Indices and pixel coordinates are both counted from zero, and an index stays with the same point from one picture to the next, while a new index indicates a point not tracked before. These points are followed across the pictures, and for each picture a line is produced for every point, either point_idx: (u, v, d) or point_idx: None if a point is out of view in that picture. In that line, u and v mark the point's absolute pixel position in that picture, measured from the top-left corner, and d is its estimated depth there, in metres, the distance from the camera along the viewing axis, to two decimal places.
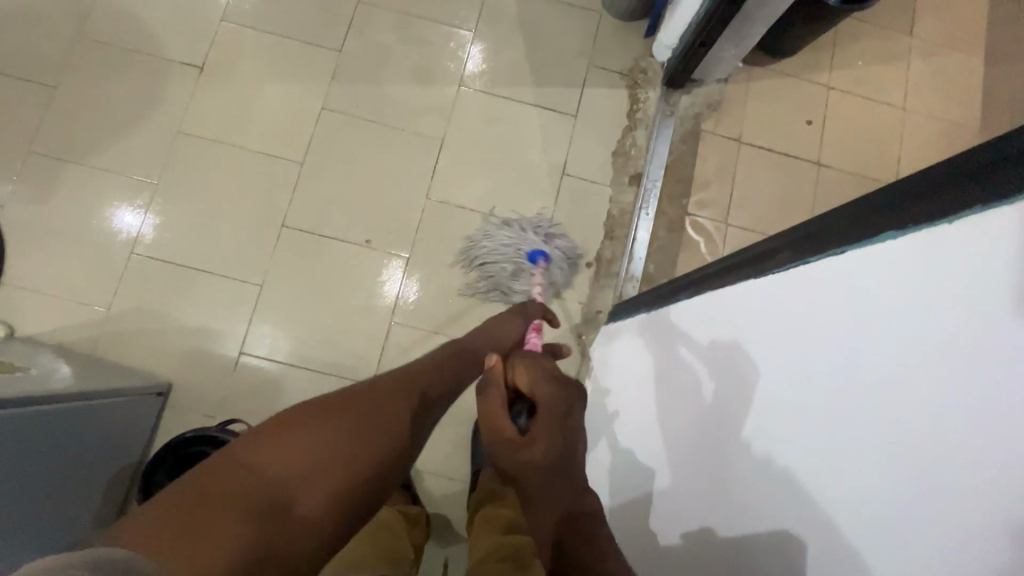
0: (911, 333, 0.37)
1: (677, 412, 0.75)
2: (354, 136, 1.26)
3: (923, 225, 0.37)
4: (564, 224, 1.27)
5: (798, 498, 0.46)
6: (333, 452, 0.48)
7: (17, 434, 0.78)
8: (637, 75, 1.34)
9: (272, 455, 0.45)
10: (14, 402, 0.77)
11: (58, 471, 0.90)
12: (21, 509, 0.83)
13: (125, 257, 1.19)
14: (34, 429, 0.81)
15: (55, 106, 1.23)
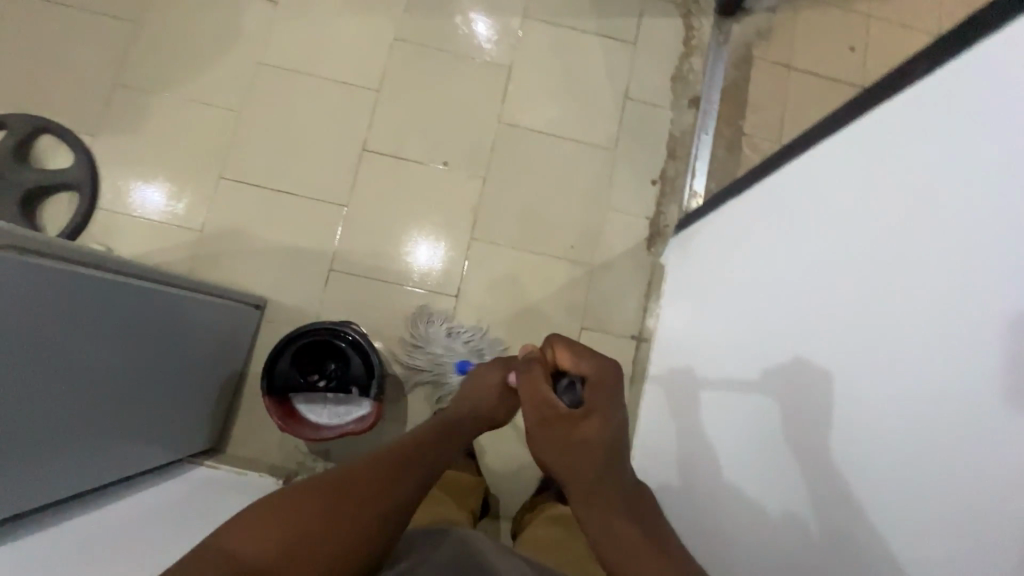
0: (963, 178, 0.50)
1: (750, 393, 0.80)
2: (426, 65, 1.31)
3: (952, 79, 0.53)
4: (628, 146, 1.33)
5: (916, 380, 0.51)
6: (297, 534, 0.53)
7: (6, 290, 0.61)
8: (690, 5, 1.40)
9: (243, 541, 0.52)
10: (31, 248, 0.66)
11: (152, 357, 0.88)
12: (120, 389, 0.83)
13: (214, 181, 1.24)
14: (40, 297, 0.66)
15: (136, 40, 1.27)
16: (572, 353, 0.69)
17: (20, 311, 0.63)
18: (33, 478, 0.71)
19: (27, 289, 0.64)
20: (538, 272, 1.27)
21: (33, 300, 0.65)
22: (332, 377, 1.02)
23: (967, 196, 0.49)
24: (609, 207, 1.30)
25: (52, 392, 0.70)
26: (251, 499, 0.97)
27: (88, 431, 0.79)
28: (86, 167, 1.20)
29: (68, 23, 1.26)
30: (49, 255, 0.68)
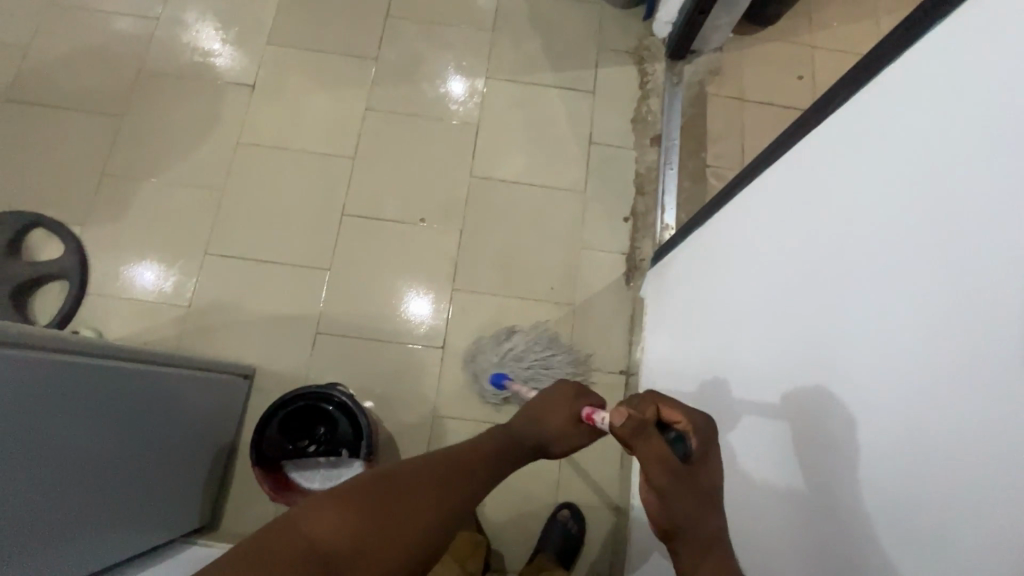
0: (903, 185, 0.49)
1: (734, 419, 0.78)
2: (398, 129, 1.38)
3: (880, 92, 0.55)
4: (597, 186, 1.38)
5: (882, 395, 0.49)
6: (376, 527, 0.50)
7: (14, 387, 0.65)
8: (642, 52, 1.49)
9: (316, 524, 0.48)
10: (42, 344, 0.70)
11: (129, 437, 0.85)
12: (97, 471, 0.79)
13: (200, 257, 1.28)
14: (46, 391, 0.69)
15: (122, 132, 1.34)
16: (677, 406, 0.57)
17: (28, 406, 0.67)
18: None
19: (33, 383, 0.68)
20: (521, 316, 1.29)
21: (41, 394, 0.69)
22: (323, 441, 1.02)
23: (932, 181, 0.46)
24: (585, 247, 1.34)
25: (18, 478, 0.67)
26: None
27: (68, 521, 0.75)
28: (77, 255, 1.24)
29: (59, 122, 1.34)
30: (14, 339, 0.66)
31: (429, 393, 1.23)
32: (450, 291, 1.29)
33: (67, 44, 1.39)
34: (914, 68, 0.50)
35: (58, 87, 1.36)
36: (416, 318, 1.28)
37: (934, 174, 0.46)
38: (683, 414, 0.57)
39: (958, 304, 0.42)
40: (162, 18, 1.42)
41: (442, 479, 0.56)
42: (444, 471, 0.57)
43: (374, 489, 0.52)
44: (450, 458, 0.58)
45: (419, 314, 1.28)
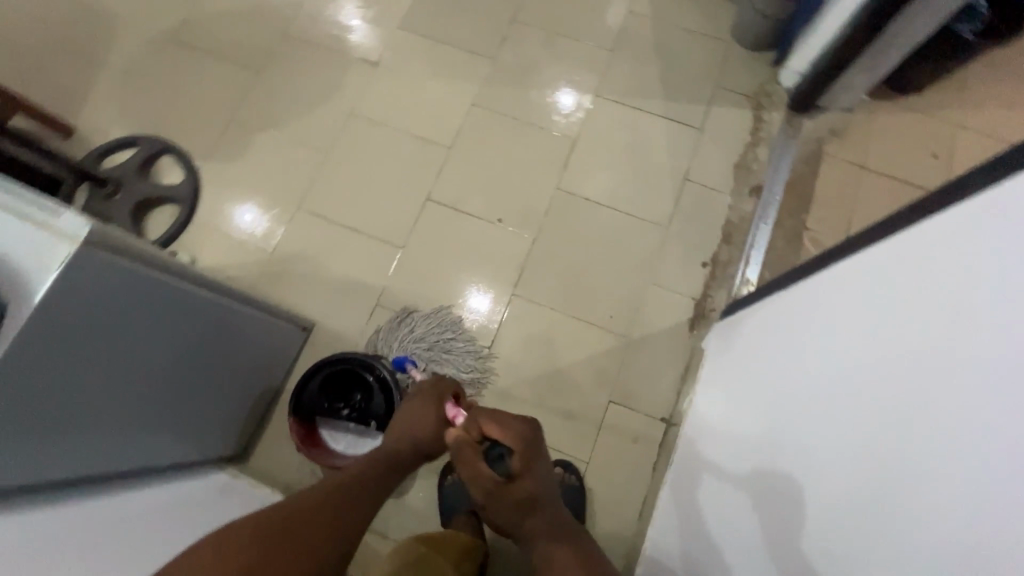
0: (968, 325, 0.47)
1: (761, 512, 0.75)
2: (497, 129, 1.41)
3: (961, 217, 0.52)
4: (681, 225, 1.34)
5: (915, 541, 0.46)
6: (261, 543, 0.61)
7: (115, 292, 0.72)
8: (761, 99, 1.42)
9: (222, 542, 0.60)
10: (145, 260, 0.77)
11: (183, 364, 0.90)
12: (148, 386, 0.85)
13: (293, 210, 1.37)
14: (137, 301, 0.76)
15: (255, 85, 1.47)
16: (493, 423, 0.72)
17: (120, 311, 0.74)
18: (42, 454, 0.72)
19: (129, 292, 0.75)
20: (572, 336, 1.27)
21: (132, 303, 0.76)
22: (356, 408, 1.05)
23: (997, 330, 0.43)
24: (655, 283, 1.30)
25: (86, 376, 0.72)
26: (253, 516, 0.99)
27: (124, 420, 0.83)
28: (191, 185, 1.37)
29: (207, 67, 1.49)
30: (121, 254, 0.71)
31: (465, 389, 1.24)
32: (509, 295, 1.30)
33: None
34: (998, 202, 0.47)
35: (213, 36, 1.52)
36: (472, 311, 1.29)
37: (998, 322, 0.43)
38: (491, 431, 0.72)
39: (1002, 470, 0.39)
40: None
41: (334, 501, 0.70)
42: (336, 496, 0.71)
43: (255, 526, 0.63)
44: (328, 489, 0.72)
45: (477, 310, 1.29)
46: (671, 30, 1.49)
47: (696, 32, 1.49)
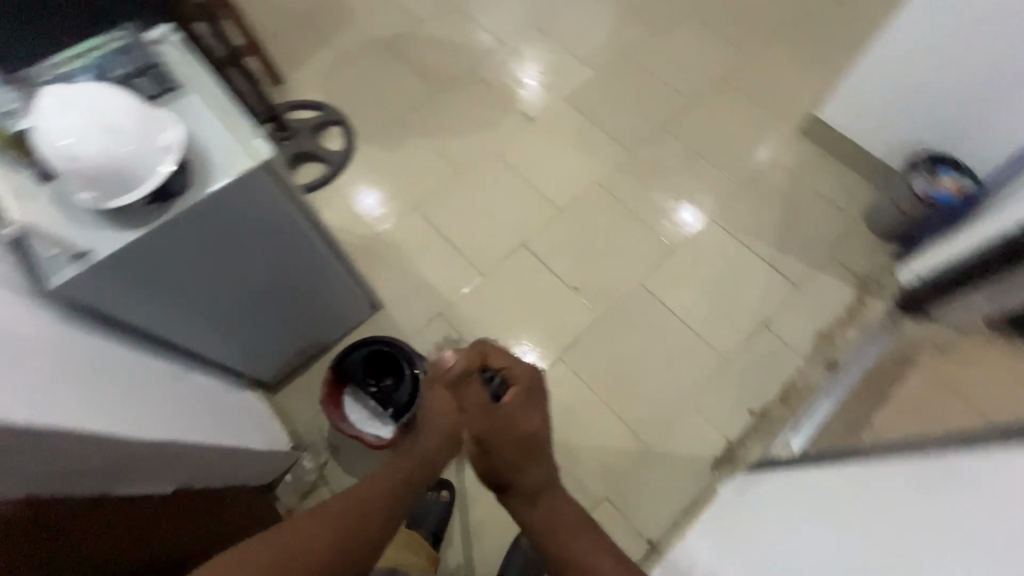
0: None
1: None
2: (610, 211, 1.53)
3: None
4: (744, 366, 1.35)
5: None
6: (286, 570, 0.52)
7: (269, 220, 0.85)
8: (870, 284, 1.42)
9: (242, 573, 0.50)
10: (306, 210, 0.90)
11: (276, 294, 1.01)
12: (240, 295, 0.95)
13: (411, 208, 1.56)
14: (277, 233, 0.88)
15: (431, 101, 1.72)
16: (498, 354, 0.78)
17: (263, 236, 0.87)
18: (142, 307, 0.82)
19: (277, 226, 0.87)
20: (597, 421, 1.30)
21: (274, 234, 0.88)
22: (382, 390, 1.15)
23: None
24: (695, 408, 1.31)
25: (207, 264, 0.84)
26: (254, 443, 1.05)
27: (209, 314, 0.94)
28: (345, 157, 1.61)
29: (402, 75, 1.77)
30: (284, 187, 0.83)
31: None
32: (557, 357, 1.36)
33: (444, 33, 1.85)
34: None
35: (418, 54, 1.81)
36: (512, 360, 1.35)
37: None
38: (505, 364, 0.78)
39: None
40: (508, 49, 1.81)
41: (360, 518, 0.61)
42: (362, 511, 0.62)
43: (287, 551, 0.54)
44: (347, 514, 0.60)
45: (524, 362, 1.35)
46: (802, 190, 1.55)
47: (826, 201, 1.53)
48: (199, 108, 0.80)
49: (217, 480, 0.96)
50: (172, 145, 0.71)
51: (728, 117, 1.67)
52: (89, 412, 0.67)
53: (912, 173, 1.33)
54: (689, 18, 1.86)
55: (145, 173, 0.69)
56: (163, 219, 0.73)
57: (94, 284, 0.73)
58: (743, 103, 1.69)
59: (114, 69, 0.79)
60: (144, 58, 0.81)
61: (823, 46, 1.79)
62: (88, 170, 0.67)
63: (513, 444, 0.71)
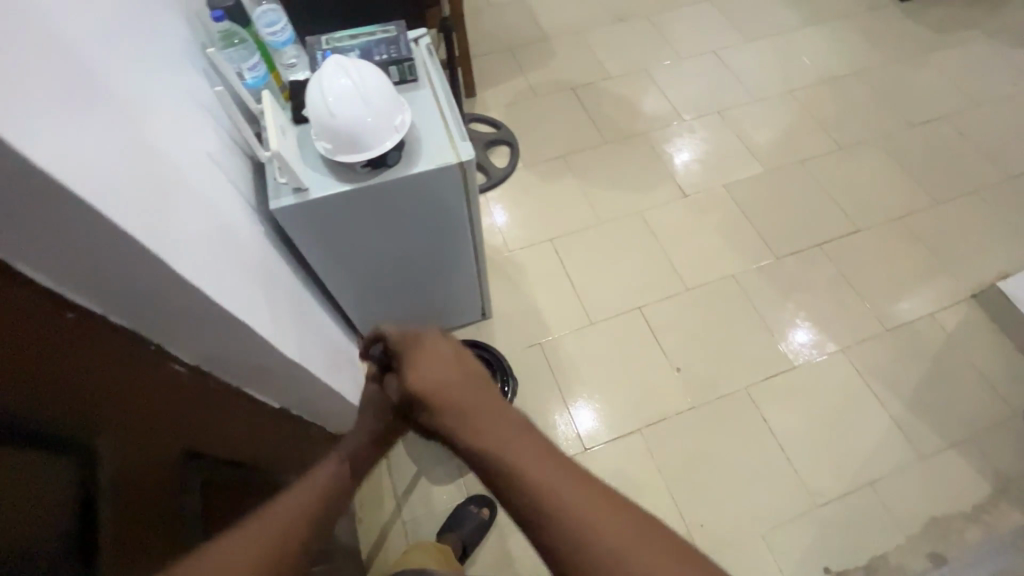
0: None
1: None
2: (735, 306, 1.49)
3: None
4: (834, 517, 1.23)
5: None
6: None
7: (439, 213, 0.95)
8: (1011, 488, 1.24)
9: None
10: (472, 215, 0.99)
11: (415, 276, 1.12)
12: (389, 266, 1.05)
13: (546, 238, 1.63)
14: (438, 226, 0.98)
15: (595, 148, 1.82)
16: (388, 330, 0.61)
17: (428, 226, 0.97)
18: (313, 252, 0.94)
19: (443, 221, 0.97)
20: (655, 508, 1.25)
21: (435, 227, 0.98)
22: None
23: None
24: (766, 538, 1.21)
25: (374, 233, 0.94)
26: (351, 395, 1.15)
27: (357, 276, 1.05)
28: (505, 174, 1.74)
29: (578, 118, 1.89)
30: (468, 188, 0.91)
31: None
32: (635, 428, 1.34)
33: (628, 93, 1.95)
34: None
35: (598, 104, 1.92)
36: (571, 422, 1.35)
37: None
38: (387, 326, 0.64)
39: None
40: (682, 123, 1.87)
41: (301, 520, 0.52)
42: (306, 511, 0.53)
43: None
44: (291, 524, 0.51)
45: (581, 413, 1.36)
46: (957, 357, 1.40)
47: (981, 378, 1.38)
48: (426, 102, 0.93)
49: (312, 412, 1.06)
50: (401, 127, 0.84)
51: (891, 255, 1.57)
52: (257, 306, 0.78)
53: None
54: (877, 146, 1.80)
55: (373, 143, 0.81)
56: (370, 182, 0.84)
57: (301, 217, 0.86)
58: (913, 246, 1.59)
59: (377, 55, 0.92)
60: (401, 50, 0.93)
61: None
62: (336, 128, 0.80)
63: (442, 379, 0.55)
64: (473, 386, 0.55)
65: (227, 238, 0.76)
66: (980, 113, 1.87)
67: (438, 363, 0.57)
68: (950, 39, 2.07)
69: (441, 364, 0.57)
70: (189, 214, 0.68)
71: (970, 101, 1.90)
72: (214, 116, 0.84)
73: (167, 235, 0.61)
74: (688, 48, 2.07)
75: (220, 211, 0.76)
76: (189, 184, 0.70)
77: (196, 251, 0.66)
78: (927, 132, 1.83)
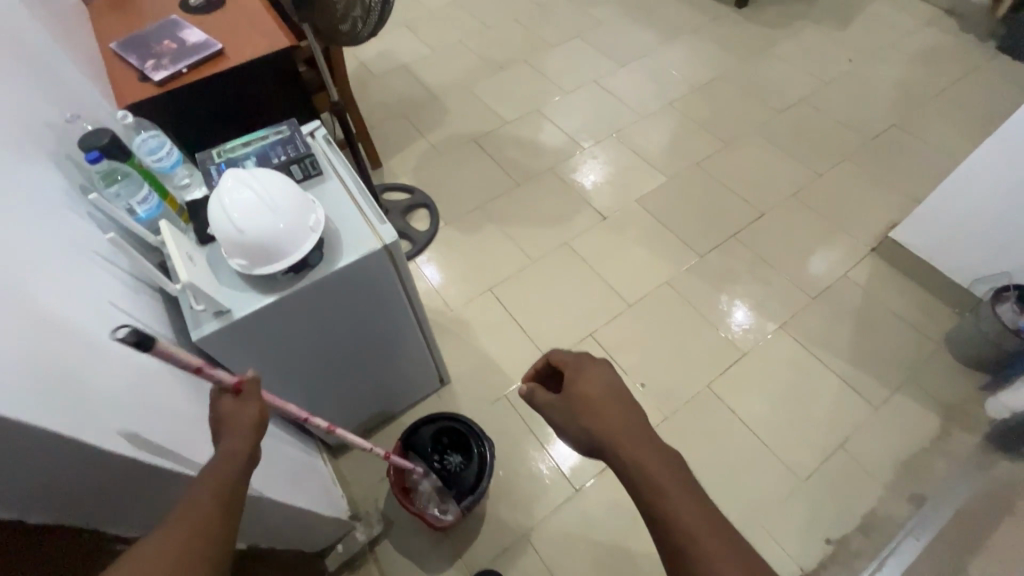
0: None
1: None
2: (678, 311, 1.56)
3: None
4: (820, 487, 1.27)
5: None
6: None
7: (375, 297, 0.92)
8: (956, 413, 1.35)
9: None
10: (409, 291, 0.97)
11: (362, 363, 1.07)
12: (334, 361, 1.00)
13: (485, 288, 1.64)
14: (376, 309, 0.95)
15: (511, 192, 1.86)
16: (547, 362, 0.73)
17: (366, 312, 0.94)
18: (249, 370, 0.88)
19: (381, 303, 0.95)
20: None
21: (373, 311, 0.95)
22: (446, 468, 1.17)
23: None
24: (767, 527, 1.23)
25: (310, 333, 0.90)
26: (321, 506, 1.07)
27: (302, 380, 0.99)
28: (429, 236, 1.74)
29: (487, 167, 1.94)
30: (399, 268, 0.90)
31: (538, 512, 1.27)
32: None
33: (528, 134, 2.04)
34: None
35: (502, 150, 1.99)
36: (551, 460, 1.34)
37: None
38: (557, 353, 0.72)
39: None
40: (585, 152, 1.97)
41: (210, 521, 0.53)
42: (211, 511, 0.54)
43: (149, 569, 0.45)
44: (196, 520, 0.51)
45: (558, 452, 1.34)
46: (877, 308, 1.54)
47: (902, 321, 1.51)
48: (336, 193, 0.91)
49: (282, 538, 0.97)
50: (317, 225, 0.82)
51: (797, 230, 1.71)
52: (186, 446, 0.70)
53: (999, 301, 1.31)
54: (757, 136, 1.98)
55: (291, 249, 0.79)
56: (297, 288, 0.81)
57: (229, 340, 0.81)
58: (812, 218, 1.74)
59: (274, 157, 0.90)
60: (300, 148, 0.92)
61: (890, 171, 1.85)
62: (249, 243, 0.77)
63: (597, 401, 0.63)
64: (615, 407, 0.63)
65: (134, 379, 0.67)
66: (830, 90, 2.12)
67: (587, 376, 0.67)
68: (787, 33, 2.35)
69: (596, 383, 0.65)
70: (84, 369, 0.59)
71: (819, 82, 2.15)
72: (109, 259, 0.78)
73: (66, 403, 0.53)
74: (571, 82, 2.21)
75: (118, 350, 0.68)
76: (76, 329, 0.61)
77: (105, 411, 0.58)
78: (793, 116, 2.04)
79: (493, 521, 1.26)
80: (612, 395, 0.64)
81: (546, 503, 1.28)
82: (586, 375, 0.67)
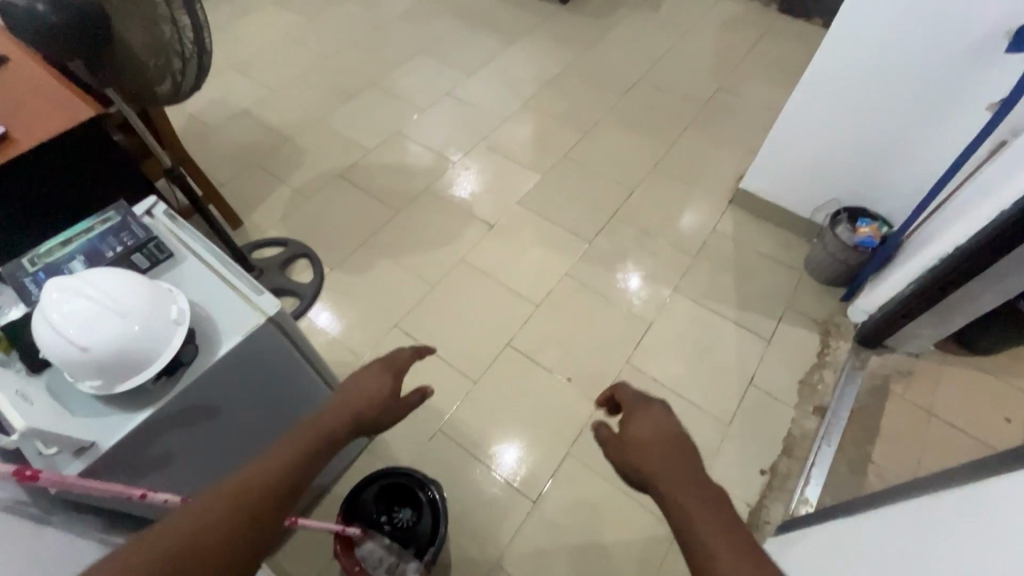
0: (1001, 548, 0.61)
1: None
2: (583, 300, 1.61)
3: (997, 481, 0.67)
4: (743, 426, 1.39)
5: None
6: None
7: (272, 375, 0.83)
8: (829, 326, 1.55)
9: None
10: (310, 357, 0.89)
11: None
12: (240, 455, 0.88)
13: (391, 325, 1.56)
14: (277, 387, 0.85)
15: (392, 221, 1.80)
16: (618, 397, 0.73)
17: (265, 393, 0.84)
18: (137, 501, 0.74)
19: (280, 379, 0.85)
20: (618, 514, 1.27)
21: (273, 390, 0.85)
22: (398, 526, 1.08)
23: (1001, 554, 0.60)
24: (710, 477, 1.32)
25: (202, 436, 0.78)
26: None
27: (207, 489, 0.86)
28: (316, 285, 1.61)
29: (361, 200, 1.85)
30: (292, 338, 0.81)
31: (503, 537, 1.23)
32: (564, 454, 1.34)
33: (395, 158, 1.98)
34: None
35: (373, 180, 1.91)
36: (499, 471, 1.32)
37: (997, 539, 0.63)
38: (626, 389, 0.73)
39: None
40: (457, 165, 1.96)
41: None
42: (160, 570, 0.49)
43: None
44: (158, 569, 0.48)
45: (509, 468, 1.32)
46: (747, 252, 1.71)
47: (769, 259, 1.70)
48: (196, 274, 0.80)
49: None
50: (182, 317, 0.70)
51: (666, 199, 1.85)
52: None
53: (836, 225, 1.52)
54: (610, 120, 2.11)
55: (157, 353, 0.67)
56: (176, 393, 0.70)
57: (102, 478, 0.67)
58: (675, 185, 1.89)
59: (107, 251, 0.77)
60: (138, 233, 0.80)
61: (727, 130, 2.07)
62: (98, 360, 0.64)
63: (649, 440, 0.64)
64: (667, 448, 0.63)
65: None
66: (660, 67, 2.32)
67: (646, 413, 0.68)
68: (612, 22, 2.53)
69: (656, 424, 0.67)
70: None
71: (650, 61, 2.35)
72: None
73: None
74: (426, 99, 2.19)
75: None
76: None
77: None
78: (636, 96, 2.20)
79: (460, 563, 1.21)
80: (668, 435, 0.65)
81: (508, 525, 1.25)
82: (644, 416, 0.68)
